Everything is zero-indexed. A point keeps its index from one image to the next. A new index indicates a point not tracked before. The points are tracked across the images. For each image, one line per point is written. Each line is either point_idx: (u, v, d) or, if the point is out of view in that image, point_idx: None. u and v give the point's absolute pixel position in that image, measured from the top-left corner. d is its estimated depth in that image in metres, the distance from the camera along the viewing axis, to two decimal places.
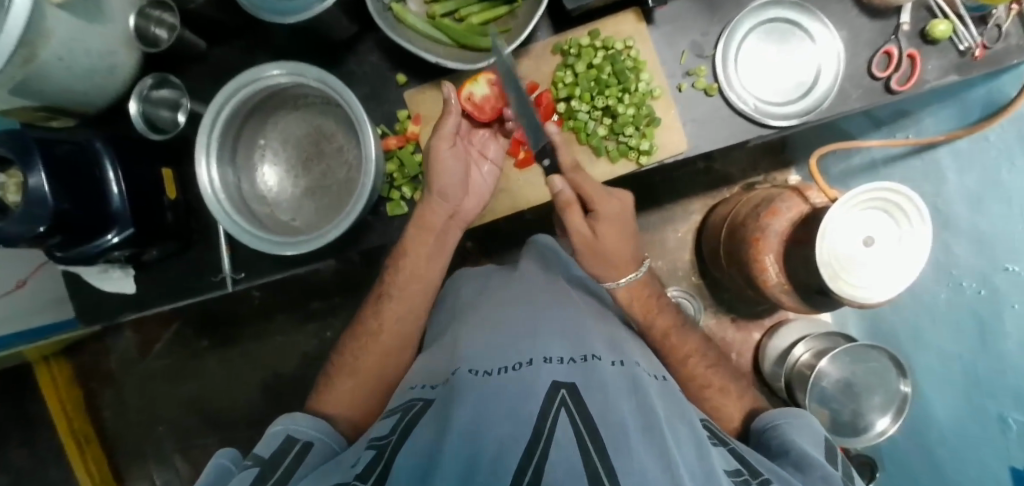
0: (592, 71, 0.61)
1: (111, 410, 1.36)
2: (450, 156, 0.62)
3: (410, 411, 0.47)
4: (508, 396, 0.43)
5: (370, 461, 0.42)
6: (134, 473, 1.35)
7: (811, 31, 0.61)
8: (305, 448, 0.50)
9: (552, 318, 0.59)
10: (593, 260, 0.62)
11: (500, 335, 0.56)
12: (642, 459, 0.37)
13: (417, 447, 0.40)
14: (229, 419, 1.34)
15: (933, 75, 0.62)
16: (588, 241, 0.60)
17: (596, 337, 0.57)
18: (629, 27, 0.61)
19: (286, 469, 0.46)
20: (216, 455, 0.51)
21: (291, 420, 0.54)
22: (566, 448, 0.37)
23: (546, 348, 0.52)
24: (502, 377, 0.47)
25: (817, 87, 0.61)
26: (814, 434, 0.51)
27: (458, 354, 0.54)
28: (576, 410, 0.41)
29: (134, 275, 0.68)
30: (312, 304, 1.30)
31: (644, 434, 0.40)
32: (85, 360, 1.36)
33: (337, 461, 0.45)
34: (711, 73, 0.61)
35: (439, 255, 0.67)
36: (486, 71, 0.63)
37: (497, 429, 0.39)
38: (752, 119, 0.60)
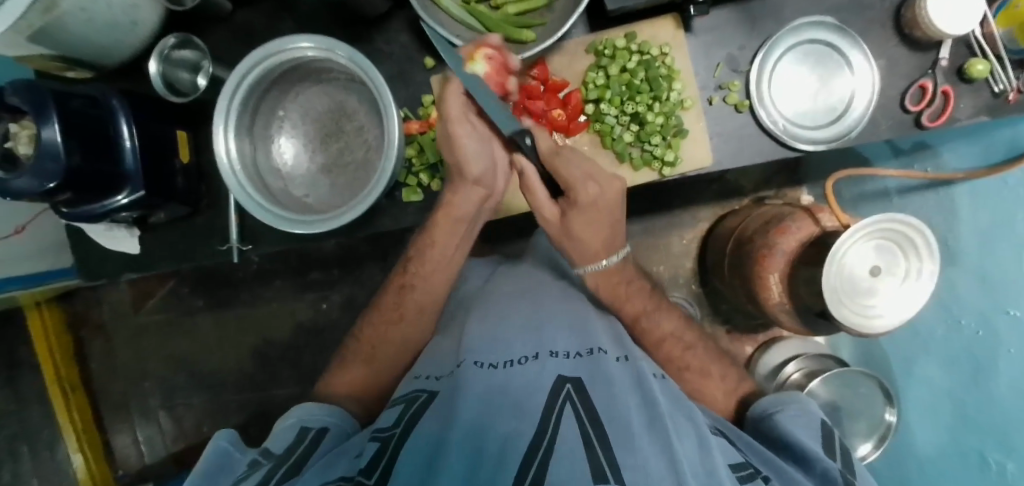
0: (625, 75, 0.58)
1: (99, 360, 1.35)
2: (473, 139, 0.55)
3: (415, 402, 0.48)
4: (514, 395, 0.44)
5: (375, 451, 0.41)
6: (116, 425, 1.36)
7: (851, 58, 0.60)
8: (321, 432, 0.50)
9: (557, 311, 0.60)
10: (568, 241, 0.59)
11: (503, 327, 0.56)
12: (645, 457, 0.37)
13: (423, 433, 0.41)
14: (218, 380, 1.34)
15: (964, 113, 0.61)
16: (556, 224, 0.59)
17: (601, 332, 0.58)
18: (666, 34, 0.59)
19: (298, 455, 0.45)
20: (215, 437, 0.48)
21: (305, 411, 0.53)
22: (571, 442, 0.37)
23: (552, 342, 0.53)
24: (507, 372, 0.47)
25: (848, 115, 0.60)
26: (811, 422, 0.49)
27: (464, 343, 0.55)
28: (581, 406, 0.42)
29: (139, 236, 0.67)
30: (310, 276, 1.30)
31: (648, 429, 0.41)
32: (78, 308, 1.34)
33: (341, 450, 0.45)
34: (744, 89, 0.60)
35: (465, 239, 0.65)
36: (481, 46, 0.52)
37: (502, 425, 0.40)
38: (779, 141, 0.59)
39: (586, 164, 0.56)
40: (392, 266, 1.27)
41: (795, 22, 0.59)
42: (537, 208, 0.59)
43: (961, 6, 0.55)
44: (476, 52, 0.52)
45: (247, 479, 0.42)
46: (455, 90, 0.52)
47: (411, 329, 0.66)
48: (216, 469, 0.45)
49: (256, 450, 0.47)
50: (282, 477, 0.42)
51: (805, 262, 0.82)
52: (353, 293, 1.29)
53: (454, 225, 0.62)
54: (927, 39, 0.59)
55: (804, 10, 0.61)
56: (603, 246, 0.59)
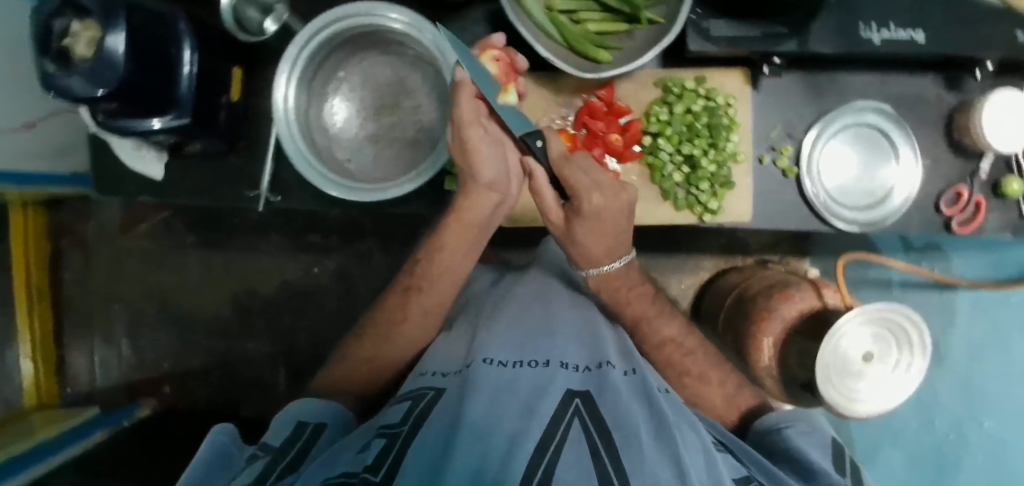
0: (688, 116, 0.59)
1: (73, 274, 1.31)
2: (486, 144, 0.51)
3: (423, 399, 0.48)
4: (523, 399, 0.45)
5: (382, 446, 0.41)
6: (75, 343, 1.31)
7: (899, 150, 0.62)
8: (316, 430, 0.50)
9: (567, 320, 0.60)
10: (568, 240, 0.56)
11: (513, 330, 0.57)
12: (654, 467, 0.39)
13: (432, 431, 0.41)
14: (191, 320, 1.31)
15: (992, 227, 0.64)
16: (560, 228, 0.55)
17: (609, 345, 0.58)
18: (733, 86, 0.60)
19: (297, 452, 0.46)
20: (211, 432, 0.48)
21: (301, 408, 0.54)
22: (579, 450, 0.39)
23: (561, 352, 0.54)
24: (516, 374, 0.48)
25: (886, 203, 0.62)
26: (821, 439, 0.51)
27: (478, 341, 0.56)
28: (589, 418, 0.43)
29: (166, 162, 0.65)
30: (309, 237, 1.27)
31: (656, 438, 0.43)
32: (63, 217, 1.30)
33: (343, 444, 0.44)
34: (795, 155, 0.61)
35: (477, 243, 0.61)
36: (488, 47, 0.53)
37: (508, 424, 0.41)
38: (816, 212, 0.61)
39: (596, 172, 0.51)
40: (393, 246, 1.25)
41: (855, 104, 0.61)
42: (542, 206, 0.55)
43: (1012, 127, 0.58)
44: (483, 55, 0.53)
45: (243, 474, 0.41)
46: (467, 93, 0.48)
47: (414, 321, 0.64)
48: (215, 462, 0.44)
49: (254, 446, 0.47)
50: (281, 473, 0.41)
51: (802, 333, 0.84)
52: (348, 264, 1.27)
53: (463, 230, 0.58)
54: (973, 148, 0.62)
55: (864, 94, 0.63)
56: (604, 251, 0.56)
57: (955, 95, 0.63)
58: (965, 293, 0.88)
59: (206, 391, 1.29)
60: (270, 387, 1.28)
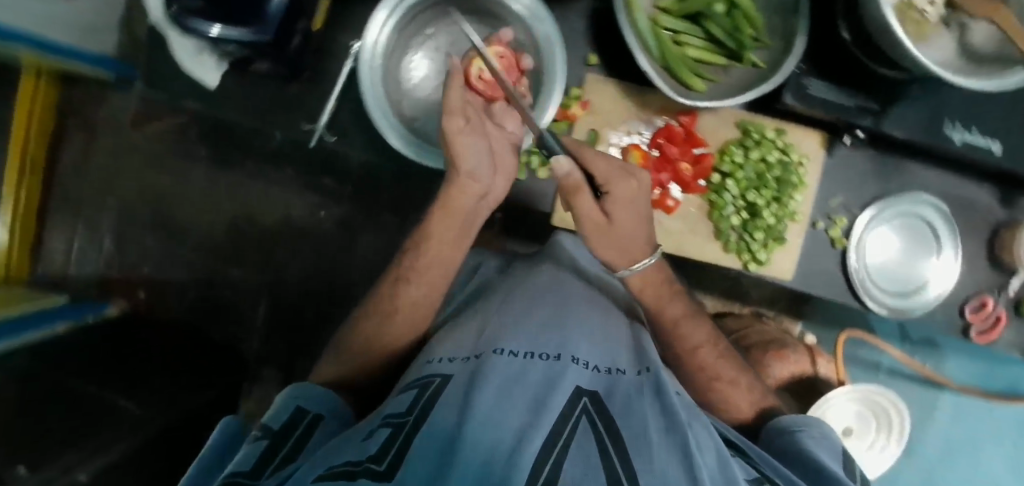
0: (761, 164, 0.58)
1: (72, 156, 1.25)
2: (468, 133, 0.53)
3: (429, 388, 0.45)
4: (532, 394, 0.42)
5: (386, 437, 0.38)
6: (58, 225, 1.26)
7: (943, 248, 0.63)
8: (315, 421, 0.47)
9: (581, 316, 0.57)
10: (602, 243, 0.52)
11: (524, 321, 0.54)
12: (663, 467, 0.38)
13: (439, 419, 0.39)
14: (181, 232, 1.25)
15: (1006, 344, 0.66)
16: (599, 228, 0.51)
17: (622, 347, 0.57)
18: (808, 146, 0.60)
19: (295, 441, 0.43)
20: (220, 424, 0.47)
21: (305, 390, 0.51)
22: (587, 448, 0.37)
23: (574, 346, 0.52)
24: (528, 366, 0.46)
25: (917, 295, 0.64)
26: (832, 448, 0.51)
27: (490, 330, 0.53)
28: (598, 417, 0.41)
29: (224, 72, 0.62)
30: (321, 179, 1.21)
31: (666, 438, 0.41)
32: (76, 94, 1.23)
33: (347, 435, 0.41)
34: (848, 227, 0.62)
35: (466, 235, 0.59)
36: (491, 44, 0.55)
37: (516, 419, 0.38)
38: (852, 288, 0.62)
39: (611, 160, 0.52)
40: (406, 208, 1.20)
41: (917, 195, 0.62)
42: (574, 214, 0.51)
43: None
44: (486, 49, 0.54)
45: (239, 459, 0.40)
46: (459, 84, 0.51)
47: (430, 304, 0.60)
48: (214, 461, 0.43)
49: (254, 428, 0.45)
50: (276, 467, 0.39)
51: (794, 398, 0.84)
52: (355, 216, 1.22)
53: (450, 220, 0.57)
54: (1009, 265, 0.63)
55: (924, 187, 0.64)
56: (646, 240, 0.52)
57: (1006, 210, 0.64)
58: (949, 395, 0.93)
59: (179, 306, 1.25)
60: (247, 317, 1.25)
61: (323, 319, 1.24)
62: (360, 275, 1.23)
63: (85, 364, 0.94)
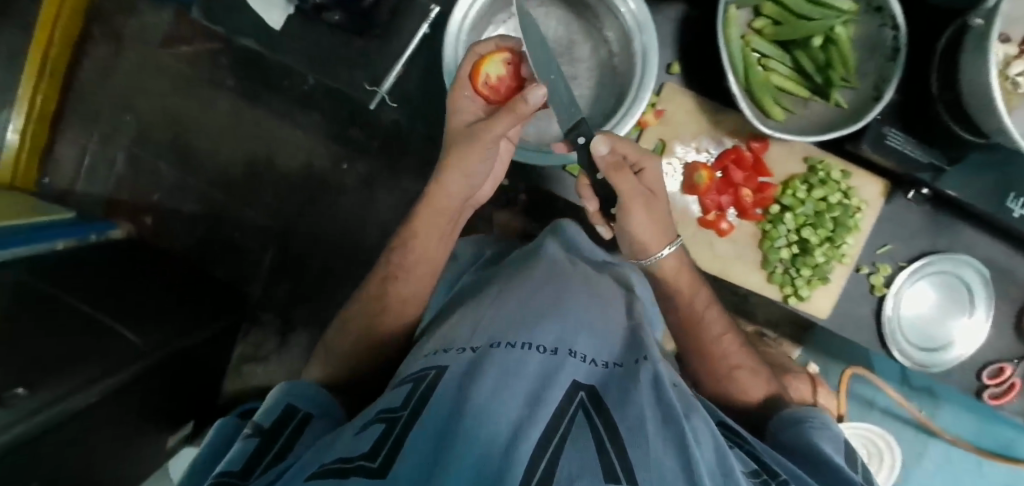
0: (821, 203, 0.58)
1: (95, 65, 1.20)
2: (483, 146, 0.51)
3: (422, 384, 0.40)
4: (527, 387, 0.37)
5: (377, 433, 0.34)
6: (72, 135, 1.22)
7: (974, 309, 0.64)
8: (304, 421, 0.46)
9: (581, 304, 0.52)
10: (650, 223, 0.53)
11: (520, 308, 0.49)
12: (662, 463, 0.34)
13: (430, 414, 0.35)
14: (198, 163, 1.22)
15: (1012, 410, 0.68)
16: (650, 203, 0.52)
17: (618, 333, 0.51)
18: (868, 192, 0.60)
19: (285, 440, 0.42)
20: (216, 427, 0.48)
21: (294, 387, 0.50)
22: (583, 443, 0.33)
23: (571, 333, 0.46)
24: (522, 356, 0.41)
25: (941, 352, 0.65)
26: (836, 441, 0.50)
27: (486, 319, 0.48)
28: (598, 414, 0.37)
29: (290, 15, 0.60)
30: (349, 131, 1.19)
31: (664, 430, 0.37)
32: (107, 3, 1.18)
33: (336, 434, 0.38)
34: (890, 277, 0.62)
35: (451, 234, 0.63)
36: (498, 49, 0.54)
37: (510, 414, 0.34)
38: (881, 335, 0.63)
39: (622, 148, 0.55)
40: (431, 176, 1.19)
41: (961, 255, 0.63)
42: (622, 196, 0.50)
43: None
44: (495, 53, 0.53)
45: (231, 456, 0.40)
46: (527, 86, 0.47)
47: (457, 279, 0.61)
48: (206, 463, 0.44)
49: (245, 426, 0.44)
50: (266, 467, 0.39)
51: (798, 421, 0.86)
52: (379, 175, 1.20)
53: (434, 217, 0.60)
54: None
55: (970, 248, 0.64)
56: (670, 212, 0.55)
57: None
58: (939, 445, 0.96)
59: (184, 237, 1.24)
60: (252, 259, 1.24)
61: (330, 273, 1.24)
62: (373, 235, 1.22)
63: (88, 285, 0.92)
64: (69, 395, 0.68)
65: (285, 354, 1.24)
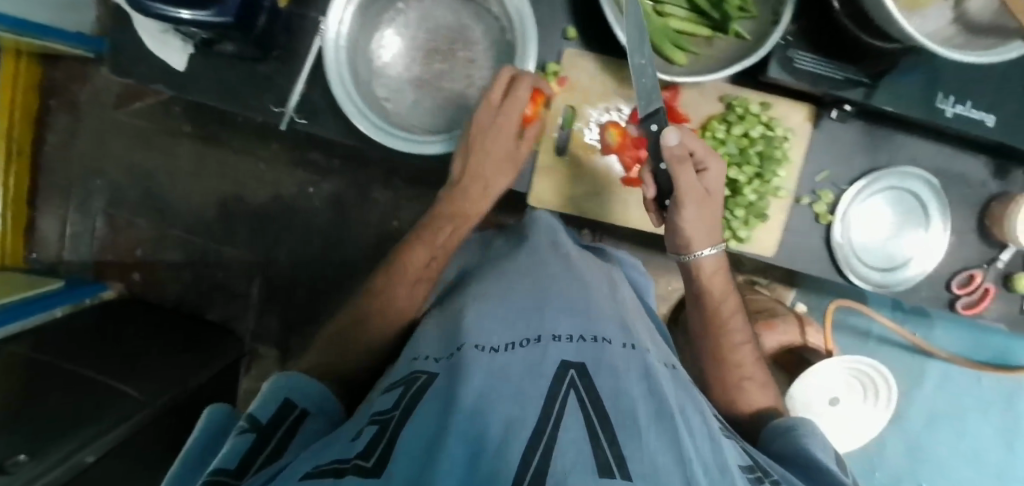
0: (744, 140, 0.57)
1: (57, 136, 1.23)
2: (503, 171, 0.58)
3: (415, 384, 0.42)
4: (510, 383, 0.37)
5: (373, 436, 0.36)
6: (49, 208, 1.25)
7: (931, 221, 0.62)
8: (299, 418, 0.46)
9: (567, 288, 0.51)
10: (699, 216, 0.53)
11: (501, 303, 0.48)
12: (654, 448, 0.33)
13: (424, 420, 0.35)
14: (172, 212, 1.24)
15: (992, 316, 0.66)
16: (704, 197, 0.52)
17: (606, 313, 0.49)
18: (795, 120, 0.58)
19: (281, 434, 0.43)
20: (209, 407, 0.49)
21: (287, 379, 0.49)
22: (573, 429, 0.32)
23: (555, 319, 0.45)
24: (509, 356, 0.41)
25: (900, 270, 0.63)
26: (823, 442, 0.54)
27: (468, 319, 0.48)
28: (587, 395, 0.36)
29: (191, 54, 0.61)
30: (310, 154, 1.20)
31: (656, 418, 0.36)
32: (57, 73, 1.20)
33: (329, 439, 0.38)
34: (834, 203, 0.61)
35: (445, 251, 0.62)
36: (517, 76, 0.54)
37: (503, 408, 0.34)
38: (836, 264, 0.61)
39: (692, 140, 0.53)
40: (396, 183, 1.19)
41: (907, 168, 0.60)
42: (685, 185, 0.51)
43: None
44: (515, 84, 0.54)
45: (223, 456, 0.39)
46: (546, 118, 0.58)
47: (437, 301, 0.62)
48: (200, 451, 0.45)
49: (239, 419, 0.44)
50: (261, 465, 0.39)
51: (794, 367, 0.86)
52: (345, 191, 1.20)
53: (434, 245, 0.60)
54: (999, 238, 0.63)
55: (915, 158, 0.62)
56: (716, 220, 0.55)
57: (999, 183, 0.63)
58: (938, 363, 0.93)
59: (171, 286, 1.25)
60: (240, 295, 1.25)
61: (317, 295, 1.24)
62: (352, 251, 1.22)
63: (92, 350, 0.97)
64: (77, 451, 0.72)
65: None
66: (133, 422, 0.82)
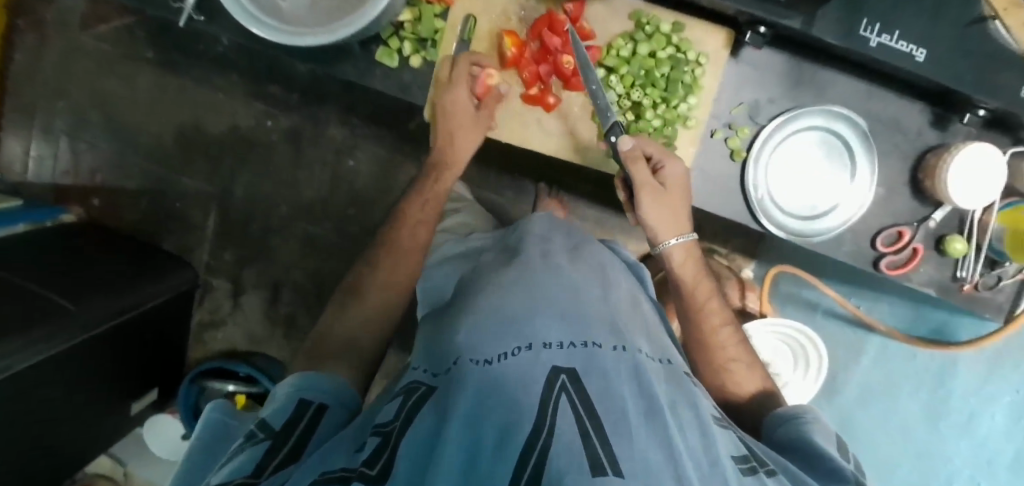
0: (650, 61, 0.55)
1: (22, 55, 1.22)
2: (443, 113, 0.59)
3: (415, 394, 0.42)
4: (503, 393, 0.36)
5: (375, 446, 0.37)
6: (14, 127, 1.25)
7: (856, 165, 0.58)
8: (320, 412, 0.46)
9: (557, 289, 0.49)
10: (658, 210, 0.56)
11: (491, 311, 0.46)
12: (643, 447, 0.33)
13: (420, 430, 0.36)
14: (134, 139, 1.25)
15: (919, 278, 0.63)
16: (658, 190, 0.55)
17: (597, 313, 0.47)
18: (711, 45, 0.56)
19: (297, 437, 0.42)
20: (210, 408, 0.50)
21: (306, 380, 0.49)
22: (566, 433, 0.32)
23: (547, 323, 0.44)
24: (500, 365, 0.40)
25: (824, 217, 0.59)
26: (828, 430, 0.51)
27: (460, 330, 0.46)
28: (578, 399, 0.36)
29: None
30: (269, 88, 1.19)
31: (645, 418, 0.36)
32: None
33: (338, 441, 0.41)
34: (750, 139, 0.58)
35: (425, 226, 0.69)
36: None
37: (496, 417, 0.34)
38: (750, 208, 0.58)
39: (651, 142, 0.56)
40: (354, 122, 1.18)
41: (832, 107, 0.57)
42: (636, 178, 0.55)
43: (982, 186, 0.54)
44: None
45: (235, 465, 0.38)
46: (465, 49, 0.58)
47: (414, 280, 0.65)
48: (216, 440, 0.47)
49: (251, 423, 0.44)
50: (275, 468, 0.38)
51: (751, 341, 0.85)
52: (303, 127, 1.20)
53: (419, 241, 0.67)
54: (932, 194, 0.59)
55: (844, 101, 0.58)
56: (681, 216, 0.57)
57: (937, 133, 0.59)
58: (877, 338, 0.97)
59: (132, 213, 1.27)
60: (197, 228, 1.26)
61: (271, 232, 1.25)
62: (309, 189, 1.22)
63: (48, 269, 0.97)
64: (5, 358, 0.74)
65: (243, 318, 1.27)
66: (47, 344, 0.80)
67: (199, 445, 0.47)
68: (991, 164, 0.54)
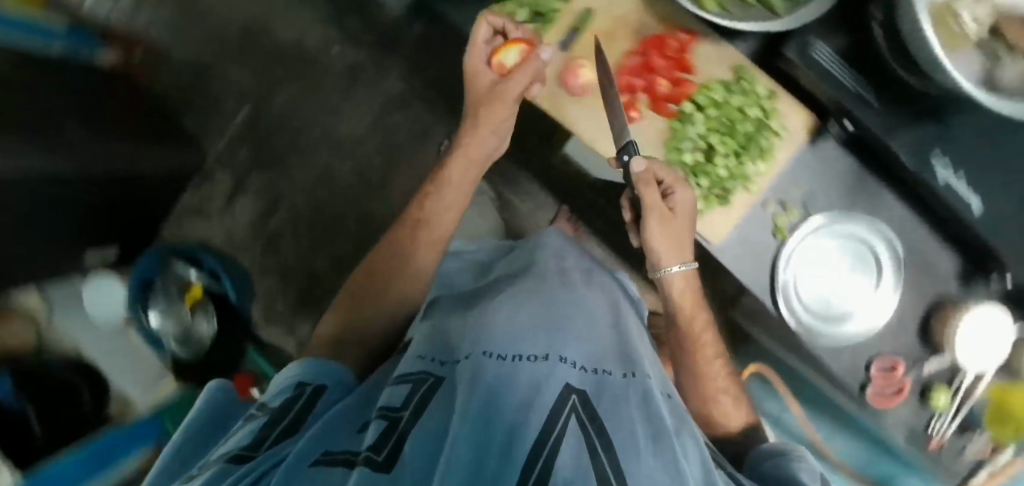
0: (736, 114, 0.58)
1: None
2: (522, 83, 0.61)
3: (423, 386, 0.43)
4: (517, 393, 0.36)
5: (381, 429, 0.37)
6: None
7: (883, 283, 0.60)
8: (316, 394, 0.50)
9: (573, 320, 0.50)
10: (661, 233, 0.59)
11: (508, 323, 0.48)
12: (651, 469, 0.32)
13: (432, 425, 0.36)
14: (200, 13, 1.23)
15: (896, 415, 0.64)
16: (662, 213, 0.58)
17: (607, 345, 0.49)
18: (794, 124, 0.59)
19: (296, 412, 0.46)
20: (213, 385, 0.54)
21: (301, 367, 0.53)
22: (575, 439, 0.32)
23: (565, 345, 0.45)
24: (516, 366, 0.40)
25: (839, 323, 0.60)
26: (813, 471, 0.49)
27: (479, 332, 0.48)
28: (589, 422, 0.34)
29: None
30: (348, 18, 1.19)
31: (652, 440, 0.35)
32: None
33: (337, 427, 0.42)
34: (796, 222, 0.60)
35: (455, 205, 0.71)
36: None
37: (509, 415, 0.34)
38: (773, 287, 0.60)
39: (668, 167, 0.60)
40: (415, 81, 1.19)
41: (878, 223, 0.59)
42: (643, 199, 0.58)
43: (986, 343, 0.56)
44: None
45: (241, 435, 0.42)
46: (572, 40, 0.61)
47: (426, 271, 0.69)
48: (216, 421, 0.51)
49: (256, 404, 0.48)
50: (274, 440, 0.42)
51: None
52: (365, 66, 1.20)
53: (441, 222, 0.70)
54: (937, 341, 0.60)
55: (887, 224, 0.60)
56: (683, 245, 0.61)
57: (959, 288, 0.61)
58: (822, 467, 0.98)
59: (166, 80, 1.24)
60: (223, 117, 1.24)
61: (292, 150, 1.23)
62: (346, 124, 1.22)
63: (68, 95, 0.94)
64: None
65: (229, 220, 1.23)
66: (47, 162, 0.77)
67: (193, 433, 0.49)
68: (1002, 325, 0.56)
